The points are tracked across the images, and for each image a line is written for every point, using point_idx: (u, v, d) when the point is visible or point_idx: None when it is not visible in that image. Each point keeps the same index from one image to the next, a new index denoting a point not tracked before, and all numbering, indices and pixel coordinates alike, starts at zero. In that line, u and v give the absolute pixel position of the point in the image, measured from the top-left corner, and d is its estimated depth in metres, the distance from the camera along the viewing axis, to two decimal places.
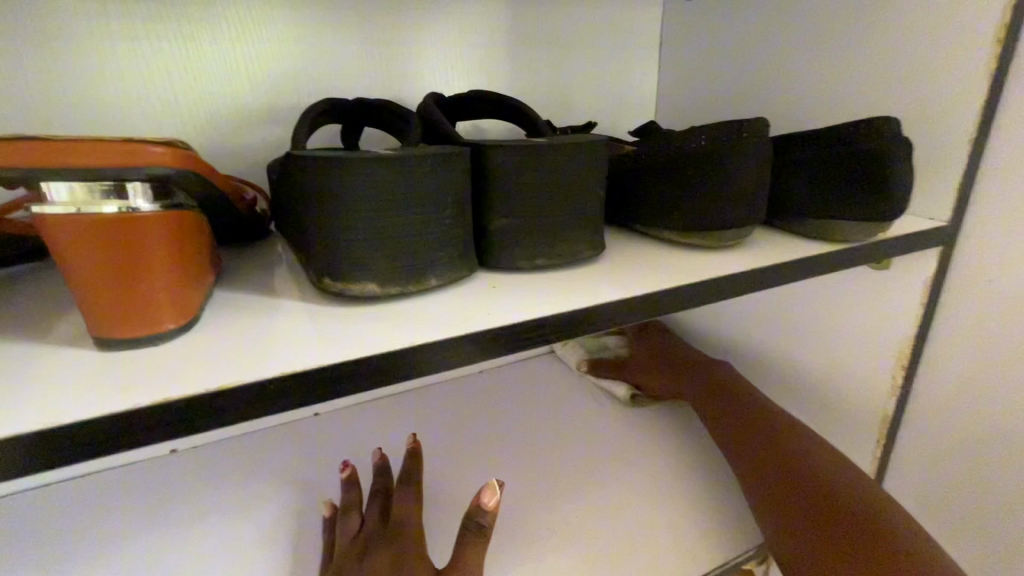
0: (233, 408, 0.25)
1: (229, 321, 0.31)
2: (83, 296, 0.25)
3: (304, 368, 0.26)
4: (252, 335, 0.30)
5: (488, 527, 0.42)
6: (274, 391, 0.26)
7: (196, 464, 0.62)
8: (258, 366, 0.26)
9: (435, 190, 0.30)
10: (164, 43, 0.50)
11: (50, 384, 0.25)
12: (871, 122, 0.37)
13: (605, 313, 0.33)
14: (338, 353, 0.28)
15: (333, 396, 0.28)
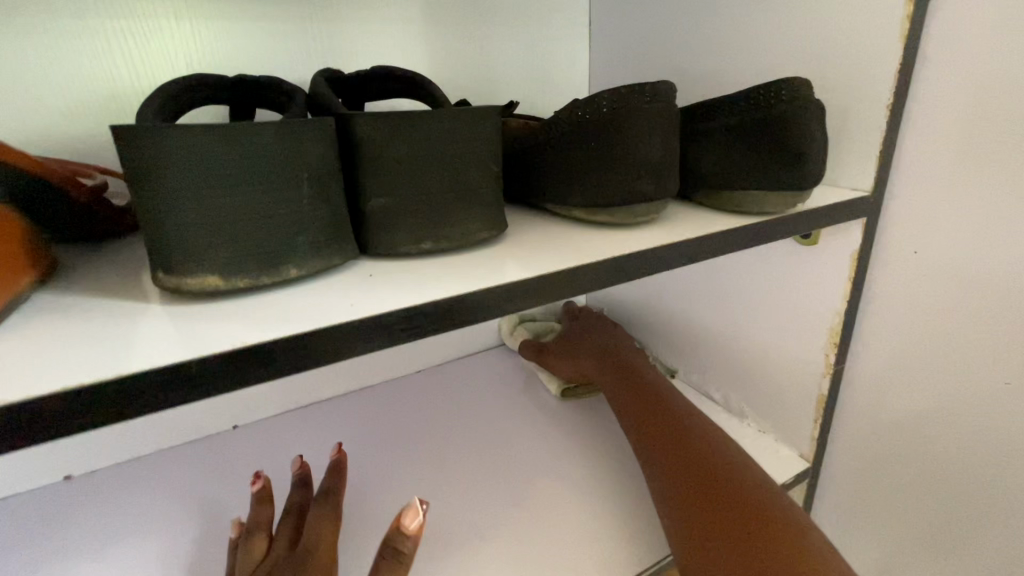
0: (10, 432, 0.20)
1: (43, 327, 0.26)
2: None
3: (110, 378, 0.22)
4: (64, 342, 0.25)
5: (408, 556, 0.37)
6: (72, 408, 0.21)
7: (89, 490, 0.55)
8: (51, 376, 0.22)
9: (283, 164, 0.26)
10: (7, 14, 0.43)
11: None
12: (784, 84, 0.35)
13: (499, 298, 0.30)
14: (161, 357, 0.23)
15: (158, 409, 0.23)
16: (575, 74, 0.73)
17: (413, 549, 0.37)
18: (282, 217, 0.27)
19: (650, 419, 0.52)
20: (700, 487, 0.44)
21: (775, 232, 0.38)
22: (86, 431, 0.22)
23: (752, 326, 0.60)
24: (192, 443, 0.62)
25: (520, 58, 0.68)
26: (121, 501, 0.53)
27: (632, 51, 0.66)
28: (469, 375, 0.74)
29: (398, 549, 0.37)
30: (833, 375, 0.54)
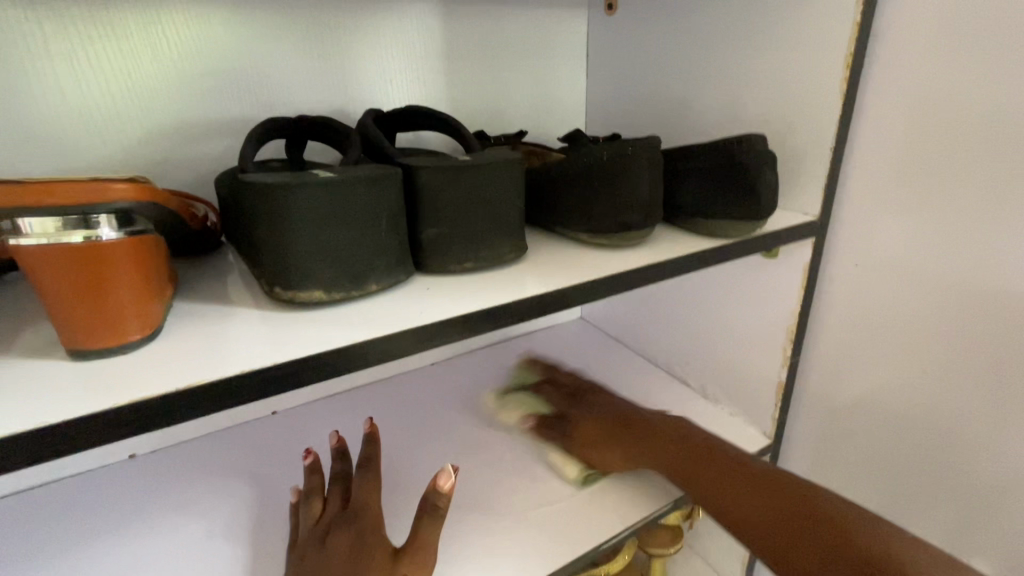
0: (200, 404, 0.30)
1: (191, 328, 0.35)
2: (59, 316, 0.29)
3: (262, 366, 0.31)
4: (214, 339, 0.34)
5: (443, 509, 0.46)
6: (236, 386, 0.30)
7: (154, 467, 0.64)
8: (223, 364, 0.31)
9: (370, 208, 0.35)
10: (109, 64, 0.52)
11: (33, 391, 0.28)
12: (745, 140, 0.45)
13: (524, 307, 0.39)
14: (289, 351, 0.32)
15: (288, 388, 0.32)
16: (575, 103, 0.82)
17: (447, 500, 0.46)
18: (370, 246, 0.36)
19: (676, 459, 0.55)
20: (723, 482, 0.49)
21: (738, 251, 0.48)
22: (246, 403, 0.31)
23: (724, 325, 0.71)
24: (237, 427, 0.71)
25: (526, 89, 0.77)
26: (185, 475, 0.62)
27: (624, 85, 0.76)
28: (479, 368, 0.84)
29: (436, 503, 0.46)
30: (789, 365, 0.64)
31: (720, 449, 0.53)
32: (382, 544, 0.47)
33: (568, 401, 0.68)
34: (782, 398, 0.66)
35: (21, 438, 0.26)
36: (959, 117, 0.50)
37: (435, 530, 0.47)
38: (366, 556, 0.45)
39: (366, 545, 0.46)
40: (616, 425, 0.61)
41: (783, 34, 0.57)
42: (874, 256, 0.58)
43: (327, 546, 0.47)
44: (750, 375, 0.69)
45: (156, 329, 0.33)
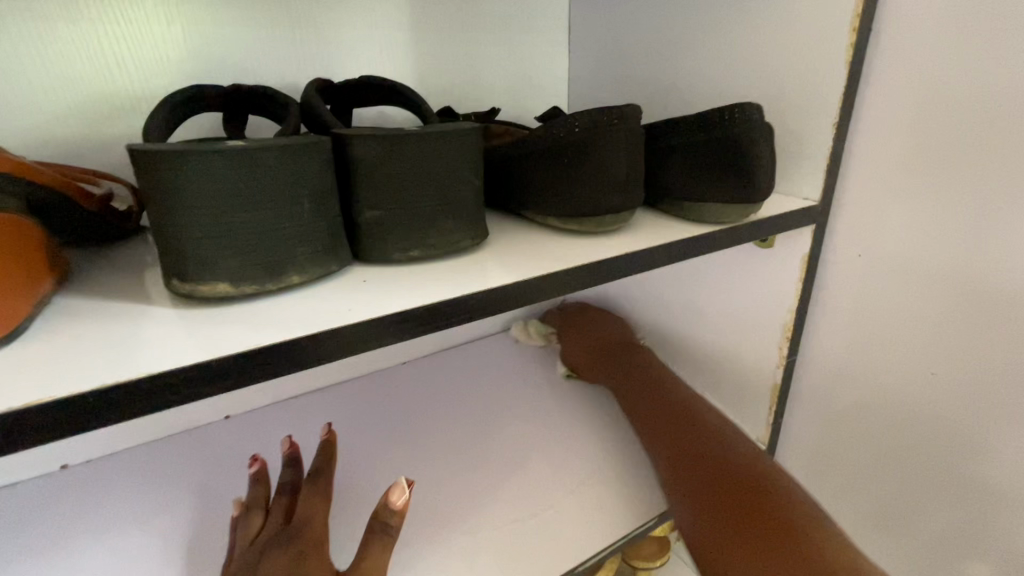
0: (56, 425, 0.23)
1: (70, 329, 0.29)
2: None
3: (145, 375, 0.25)
4: (93, 342, 0.28)
5: (394, 529, 0.41)
6: (109, 401, 0.24)
7: (86, 479, 0.58)
8: (96, 372, 0.25)
9: (288, 183, 0.29)
10: (8, 22, 0.45)
11: None
12: (738, 109, 0.39)
13: (482, 302, 0.33)
14: (183, 356, 0.26)
15: (183, 402, 0.26)
16: (555, 81, 0.76)
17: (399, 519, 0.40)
18: (290, 230, 0.30)
19: (677, 441, 0.53)
20: (712, 483, 0.47)
21: (730, 239, 0.42)
22: (124, 421, 0.25)
23: (715, 321, 0.65)
24: (184, 433, 0.64)
25: (501, 63, 0.71)
26: (120, 488, 0.56)
27: (608, 59, 0.70)
28: (453, 367, 0.78)
29: (386, 522, 0.40)
30: (786, 365, 0.59)
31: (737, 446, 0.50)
32: (322, 569, 0.40)
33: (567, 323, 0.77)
34: (778, 400, 0.61)
35: None
36: (978, 86, 0.44)
37: (384, 552, 0.40)
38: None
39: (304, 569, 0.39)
40: (607, 348, 0.70)
41: None
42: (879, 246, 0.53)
43: (259, 569, 0.40)
44: (743, 375, 0.64)
45: (9, 338, 0.27)
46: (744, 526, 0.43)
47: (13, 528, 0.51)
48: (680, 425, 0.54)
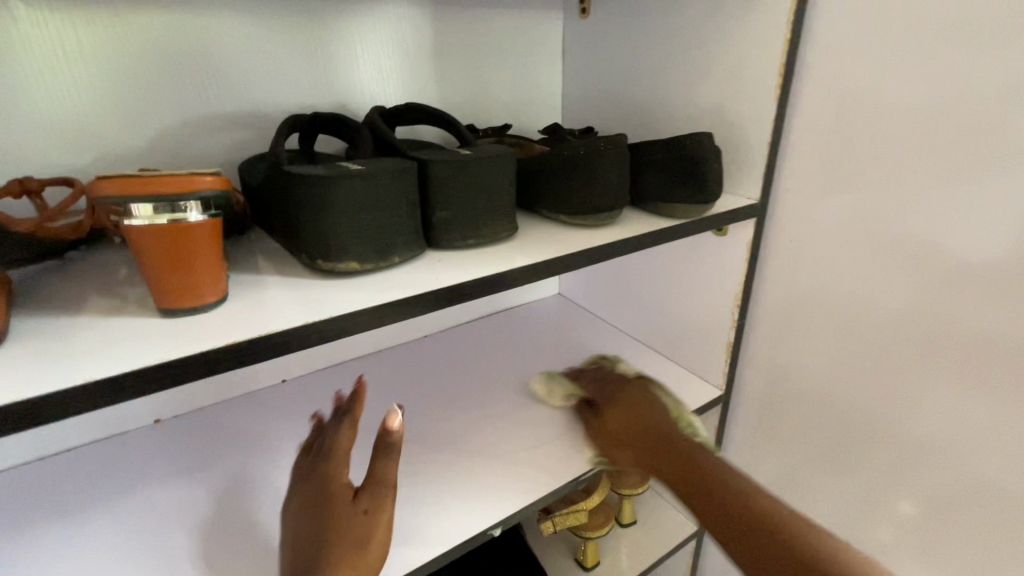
0: (268, 349, 0.38)
1: (247, 293, 0.43)
2: (158, 282, 0.37)
3: (317, 319, 0.40)
4: (269, 301, 0.42)
5: (395, 444, 0.49)
6: (298, 334, 0.39)
7: (179, 430, 0.72)
8: (287, 318, 0.40)
9: (394, 194, 0.43)
10: (135, 70, 0.60)
11: (143, 339, 0.37)
12: (694, 137, 0.54)
13: (519, 274, 0.48)
14: (336, 309, 0.41)
15: (336, 337, 0.41)
16: (552, 98, 0.91)
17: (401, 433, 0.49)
18: (391, 228, 0.44)
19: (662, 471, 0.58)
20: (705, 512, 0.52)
21: (691, 229, 0.58)
22: (304, 348, 0.40)
23: (683, 296, 0.82)
24: (250, 395, 0.79)
25: (508, 84, 0.85)
26: (209, 436, 0.70)
27: (595, 82, 0.85)
28: (468, 339, 0.93)
29: (387, 441, 0.48)
30: (737, 327, 0.76)
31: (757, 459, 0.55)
32: (347, 490, 0.49)
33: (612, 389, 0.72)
34: (732, 356, 0.78)
35: (147, 370, 0.34)
36: (871, 115, 0.61)
37: (392, 465, 0.49)
38: (332, 502, 0.48)
39: (331, 493, 0.48)
40: (653, 439, 0.62)
41: (728, 43, 0.67)
42: (806, 232, 0.70)
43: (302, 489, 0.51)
44: (704, 338, 0.80)
45: (225, 294, 0.41)
46: (745, 531, 0.48)
47: (134, 465, 0.66)
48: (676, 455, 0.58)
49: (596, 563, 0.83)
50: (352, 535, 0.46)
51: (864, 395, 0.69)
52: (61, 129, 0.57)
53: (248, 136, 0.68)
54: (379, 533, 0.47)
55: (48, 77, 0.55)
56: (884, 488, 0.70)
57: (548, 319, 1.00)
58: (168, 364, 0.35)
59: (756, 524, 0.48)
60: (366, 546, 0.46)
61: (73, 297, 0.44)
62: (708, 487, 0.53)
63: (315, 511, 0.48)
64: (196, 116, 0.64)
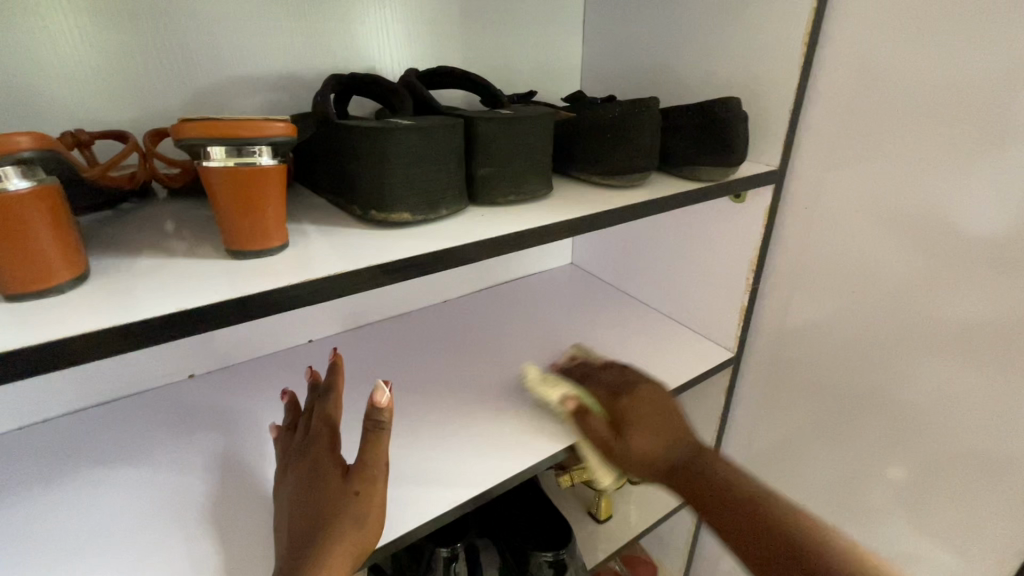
0: (335, 290, 0.41)
1: (304, 239, 0.45)
2: (229, 225, 0.39)
3: (379, 264, 0.42)
4: (327, 248, 0.44)
5: (385, 422, 0.48)
6: (362, 277, 0.41)
7: (214, 384, 0.75)
8: (349, 262, 0.42)
9: (444, 149, 0.45)
10: (177, 25, 0.60)
11: (217, 278, 0.39)
12: (725, 101, 0.56)
13: (560, 227, 0.51)
14: (394, 255, 0.43)
15: (395, 281, 0.43)
16: (573, 67, 0.92)
17: (389, 415, 0.48)
18: (441, 181, 0.46)
19: (686, 481, 0.58)
20: (746, 530, 0.52)
21: (716, 192, 0.60)
22: (365, 290, 0.42)
23: (699, 263, 0.85)
24: (280, 352, 0.82)
25: (531, 52, 0.86)
26: (246, 389, 0.73)
27: (618, 50, 0.86)
28: (487, 304, 0.96)
29: (377, 418, 0.48)
30: (751, 290, 0.79)
31: (760, 504, 0.53)
32: (338, 469, 0.50)
33: (624, 384, 0.68)
34: (745, 319, 0.81)
35: (228, 305, 0.37)
36: (889, 88, 0.63)
37: (382, 443, 0.48)
38: (324, 478, 0.49)
39: (322, 469, 0.49)
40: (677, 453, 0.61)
41: (754, 12, 0.68)
42: (821, 201, 0.72)
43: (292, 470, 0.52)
44: (718, 302, 0.84)
45: (287, 239, 0.43)
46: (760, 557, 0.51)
47: (174, 416, 0.68)
48: (703, 493, 0.57)
49: (608, 517, 0.88)
50: (347, 511, 0.46)
51: (865, 360, 0.73)
52: (103, 82, 0.58)
53: (283, 98, 0.69)
54: (376, 504, 0.48)
55: (94, 30, 0.56)
56: (878, 449, 0.75)
57: (563, 286, 1.02)
58: (245, 300, 0.37)
59: (771, 534, 0.51)
60: (364, 522, 0.47)
61: (136, 243, 0.46)
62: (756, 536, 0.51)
63: (311, 481, 0.49)
64: (233, 74, 0.65)
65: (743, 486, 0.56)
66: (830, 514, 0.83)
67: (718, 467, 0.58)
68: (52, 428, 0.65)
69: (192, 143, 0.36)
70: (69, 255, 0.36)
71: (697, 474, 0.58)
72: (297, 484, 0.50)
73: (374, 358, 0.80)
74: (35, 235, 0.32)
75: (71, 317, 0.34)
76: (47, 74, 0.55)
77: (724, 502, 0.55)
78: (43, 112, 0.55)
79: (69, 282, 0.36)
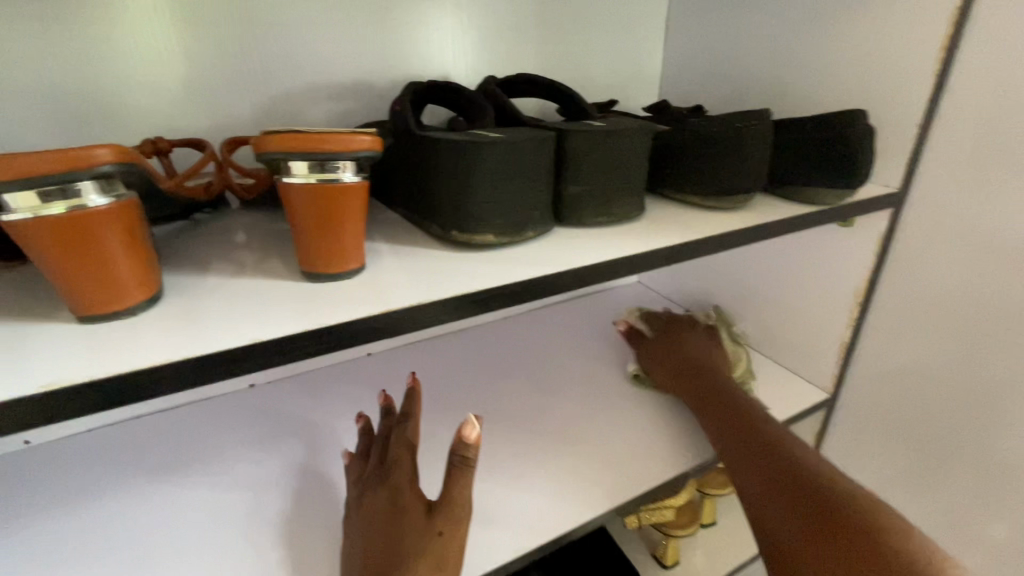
0: (419, 320, 0.37)
1: (383, 261, 0.42)
2: (307, 245, 0.36)
3: (466, 291, 0.38)
4: (407, 270, 0.41)
5: (472, 459, 0.44)
6: (448, 305, 0.37)
7: (274, 394, 0.73)
8: (433, 288, 0.38)
9: (534, 164, 0.41)
10: (256, 32, 0.59)
11: (295, 302, 0.36)
12: (848, 115, 0.49)
13: (661, 254, 0.45)
14: (482, 281, 0.39)
15: (483, 310, 0.39)
16: (651, 74, 0.86)
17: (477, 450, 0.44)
18: (529, 200, 0.42)
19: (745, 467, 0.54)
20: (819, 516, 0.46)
21: (832, 218, 0.53)
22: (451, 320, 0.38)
23: (790, 289, 0.77)
24: (339, 365, 0.80)
25: (609, 57, 0.81)
26: (305, 402, 0.72)
27: (704, 58, 0.79)
28: (550, 322, 0.91)
29: (464, 454, 0.44)
30: (853, 324, 0.71)
31: (808, 468, 0.50)
32: (418, 504, 0.46)
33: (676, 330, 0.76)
34: (843, 355, 0.73)
35: (308, 334, 0.33)
36: None
37: (467, 481, 0.45)
38: (405, 514, 0.45)
39: (401, 504, 0.46)
40: (699, 399, 0.65)
41: (874, 16, 0.60)
42: None
43: (366, 502, 0.48)
44: (812, 334, 0.75)
45: (364, 261, 0.40)
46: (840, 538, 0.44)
47: (239, 425, 0.67)
48: (773, 473, 0.51)
49: (676, 562, 0.81)
50: (430, 554, 0.42)
51: (990, 422, 0.62)
52: (182, 92, 0.57)
53: (355, 105, 0.67)
54: (456, 549, 0.44)
55: (178, 39, 0.55)
56: (996, 519, 0.64)
57: (629, 306, 0.96)
58: (325, 330, 0.34)
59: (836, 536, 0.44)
60: (444, 566, 0.43)
61: (211, 257, 0.44)
62: (822, 521, 0.46)
63: (389, 517, 0.45)
64: (308, 81, 0.63)
65: (797, 448, 0.53)
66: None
67: (794, 446, 0.53)
68: (120, 432, 0.66)
69: (273, 156, 0.34)
70: (143, 275, 0.33)
71: (778, 452, 0.53)
72: (374, 518, 0.46)
73: (434, 375, 0.77)
74: (109, 252, 0.30)
75: (143, 344, 0.31)
76: (130, 84, 0.55)
77: (783, 474, 0.51)
78: (125, 122, 0.55)
79: (141, 303, 0.34)
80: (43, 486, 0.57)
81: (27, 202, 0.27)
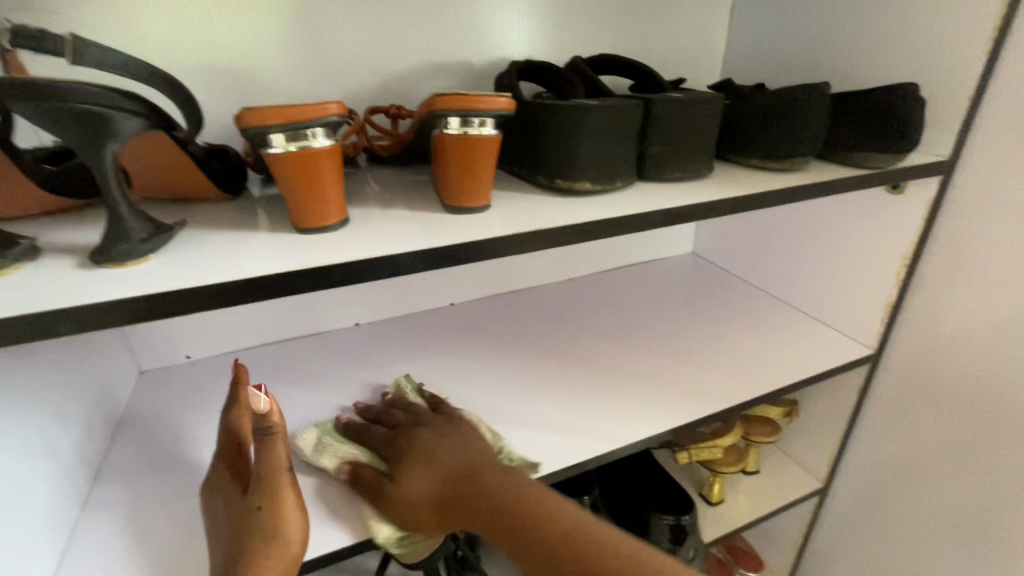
0: (535, 245, 0.47)
1: (500, 203, 0.53)
2: (453, 185, 0.47)
3: (571, 225, 0.48)
4: (522, 209, 0.51)
5: (274, 426, 0.47)
6: (559, 235, 0.48)
7: (375, 332, 0.86)
8: (545, 221, 0.48)
9: (627, 125, 0.50)
10: (380, 19, 0.70)
11: (444, 226, 0.47)
12: (900, 87, 0.56)
13: (726, 204, 0.54)
14: (583, 218, 0.49)
15: (584, 240, 0.49)
16: (717, 55, 0.93)
17: (278, 416, 0.48)
18: (619, 156, 0.52)
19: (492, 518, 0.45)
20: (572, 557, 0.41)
21: (881, 180, 0.59)
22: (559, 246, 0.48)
23: (841, 255, 0.84)
24: (427, 312, 0.92)
25: (679, 39, 0.88)
26: (403, 339, 0.84)
27: (767, 39, 0.85)
28: (611, 284, 1.00)
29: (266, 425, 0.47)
30: (900, 286, 0.77)
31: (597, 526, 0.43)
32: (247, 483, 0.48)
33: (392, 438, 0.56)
34: (890, 315, 0.79)
35: (457, 248, 0.44)
36: None
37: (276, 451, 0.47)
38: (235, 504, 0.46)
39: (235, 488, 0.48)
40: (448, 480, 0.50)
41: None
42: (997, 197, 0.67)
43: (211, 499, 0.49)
44: (860, 295, 0.82)
45: (490, 202, 0.51)
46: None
47: (324, 361, 0.79)
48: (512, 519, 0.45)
49: (720, 500, 0.91)
50: (252, 528, 0.44)
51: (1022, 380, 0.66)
52: (323, 70, 0.69)
53: (454, 82, 0.78)
54: (284, 518, 0.45)
55: (319, 26, 0.67)
56: None
57: (684, 274, 1.04)
58: (469, 246, 0.44)
59: None
60: (272, 536, 0.44)
61: (364, 199, 0.56)
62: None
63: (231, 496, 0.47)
64: (420, 61, 0.74)
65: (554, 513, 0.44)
66: (964, 544, 0.77)
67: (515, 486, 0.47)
68: (257, 354, 0.81)
69: (435, 113, 0.45)
70: (340, 201, 0.45)
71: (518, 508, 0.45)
72: (238, 505, 0.46)
73: (510, 324, 0.88)
74: (323, 181, 0.42)
75: (342, 247, 0.43)
76: (285, 63, 0.67)
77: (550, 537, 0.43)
78: (279, 95, 0.68)
79: (337, 223, 0.45)
80: (203, 394, 0.72)
81: (282, 139, 0.39)
